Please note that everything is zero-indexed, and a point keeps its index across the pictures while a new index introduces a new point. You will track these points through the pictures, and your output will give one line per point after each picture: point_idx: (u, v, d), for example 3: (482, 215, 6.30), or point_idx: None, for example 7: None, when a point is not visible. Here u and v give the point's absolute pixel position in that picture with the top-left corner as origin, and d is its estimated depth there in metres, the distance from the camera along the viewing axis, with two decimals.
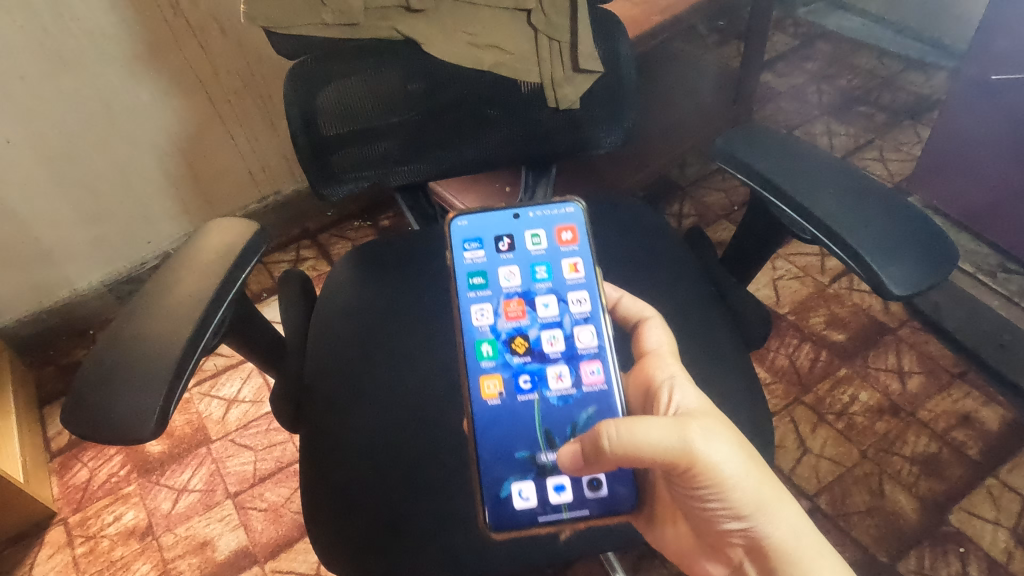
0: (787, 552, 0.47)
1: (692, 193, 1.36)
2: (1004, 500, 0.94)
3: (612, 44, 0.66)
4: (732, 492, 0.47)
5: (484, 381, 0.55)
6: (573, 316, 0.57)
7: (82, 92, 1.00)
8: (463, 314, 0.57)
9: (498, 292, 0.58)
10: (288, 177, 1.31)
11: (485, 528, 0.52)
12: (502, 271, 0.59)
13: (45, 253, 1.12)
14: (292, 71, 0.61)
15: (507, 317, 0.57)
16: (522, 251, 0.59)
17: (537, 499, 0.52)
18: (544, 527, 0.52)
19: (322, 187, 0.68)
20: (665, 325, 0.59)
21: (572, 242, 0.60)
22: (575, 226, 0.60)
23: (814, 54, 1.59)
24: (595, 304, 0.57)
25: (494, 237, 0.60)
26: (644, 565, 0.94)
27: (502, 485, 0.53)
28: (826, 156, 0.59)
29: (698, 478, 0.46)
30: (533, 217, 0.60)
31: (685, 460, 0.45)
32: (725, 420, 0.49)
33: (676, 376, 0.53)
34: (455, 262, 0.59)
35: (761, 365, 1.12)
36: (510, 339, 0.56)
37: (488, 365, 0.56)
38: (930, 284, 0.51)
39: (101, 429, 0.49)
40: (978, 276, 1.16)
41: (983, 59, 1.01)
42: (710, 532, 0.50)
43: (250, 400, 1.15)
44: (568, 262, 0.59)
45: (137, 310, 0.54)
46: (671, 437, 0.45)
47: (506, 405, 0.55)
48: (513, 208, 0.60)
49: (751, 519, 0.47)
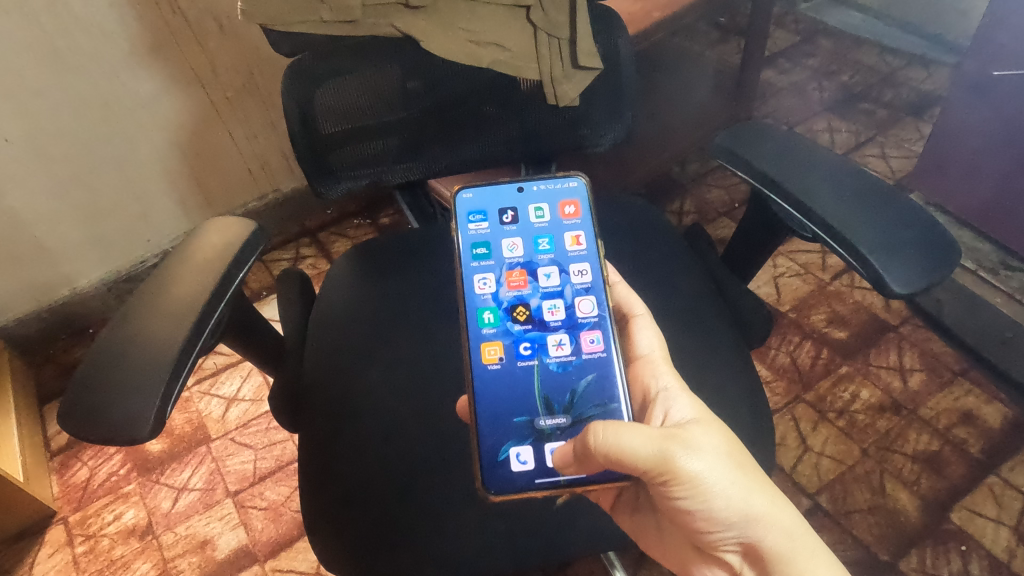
0: (781, 555, 0.47)
1: (693, 190, 1.36)
2: (1005, 497, 0.94)
3: (612, 41, 0.65)
4: (717, 502, 0.47)
5: (485, 347, 0.56)
6: (574, 287, 0.58)
7: (80, 90, 0.99)
8: (465, 282, 0.58)
9: (501, 262, 0.59)
10: (288, 174, 1.30)
11: (482, 490, 0.51)
12: (506, 242, 0.59)
13: (44, 252, 1.12)
14: (290, 70, 0.60)
15: (510, 286, 0.58)
16: (525, 223, 0.60)
17: (534, 462, 0.52)
18: (541, 490, 0.51)
19: (320, 185, 0.68)
20: (653, 324, 0.59)
21: (576, 216, 0.60)
22: (578, 200, 0.60)
23: (815, 50, 1.58)
24: (596, 276, 0.58)
25: (497, 210, 0.60)
26: (644, 563, 0.94)
27: (498, 448, 0.53)
28: (827, 153, 0.58)
29: (681, 488, 0.46)
30: (536, 191, 0.61)
31: (666, 469, 0.46)
32: (713, 428, 0.49)
33: (670, 389, 0.53)
34: (461, 241, 0.59)
35: (762, 363, 1.11)
36: (512, 307, 0.57)
37: (490, 331, 0.56)
38: (932, 282, 0.51)
39: (97, 431, 0.49)
40: (980, 273, 1.16)
41: (985, 56, 1.01)
42: (701, 543, 0.50)
43: (250, 398, 1.15)
44: (570, 235, 0.60)
45: (134, 310, 0.53)
46: (651, 446, 0.46)
47: (505, 370, 0.55)
48: (517, 181, 0.61)
49: (740, 528, 0.47)
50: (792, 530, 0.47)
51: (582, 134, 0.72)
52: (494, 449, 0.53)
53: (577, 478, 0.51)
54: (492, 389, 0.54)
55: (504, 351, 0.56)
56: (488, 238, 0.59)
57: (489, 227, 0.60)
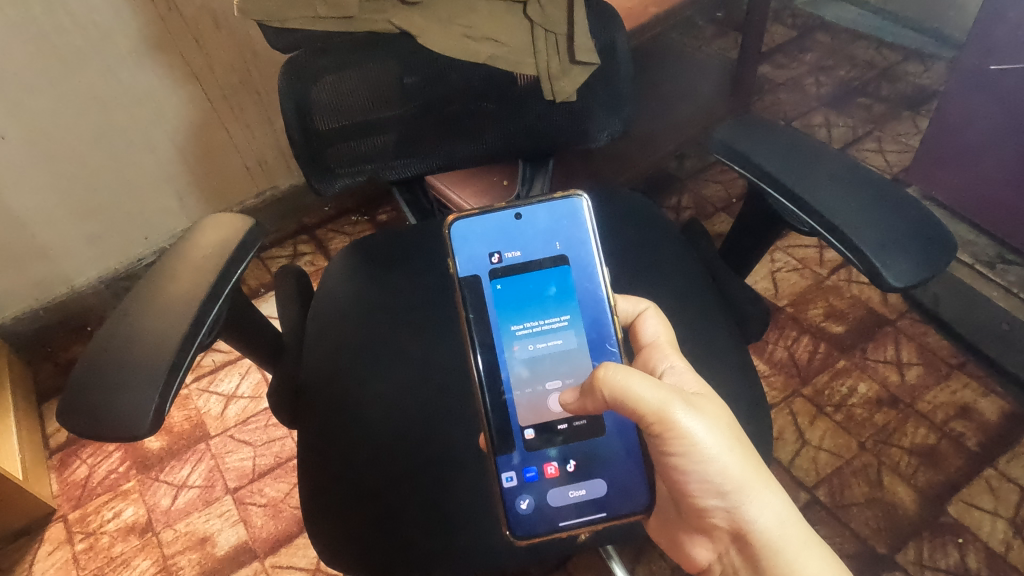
0: (769, 537, 0.48)
1: (691, 185, 1.36)
2: (1002, 490, 0.94)
3: (609, 36, 0.65)
4: (710, 464, 0.48)
5: (493, 383, 0.55)
6: (578, 313, 0.56)
7: (76, 87, 0.99)
8: (483, 329, 0.56)
9: (503, 292, 0.57)
10: (285, 171, 1.30)
11: (507, 534, 0.53)
12: (509, 271, 0.57)
13: (42, 250, 1.12)
14: (285, 65, 0.60)
15: (514, 318, 0.56)
16: (527, 250, 0.58)
17: (556, 505, 0.53)
18: (567, 531, 0.53)
19: (317, 181, 0.68)
20: (661, 314, 0.59)
21: (579, 238, 0.58)
22: (581, 221, 0.58)
23: (812, 45, 1.58)
24: (602, 300, 0.56)
25: (500, 245, 0.58)
26: (644, 557, 0.94)
27: (519, 489, 0.53)
28: (822, 146, 0.58)
29: (678, 443, 0.48)
30: (534, 217, 0.58)
31: (666, 421, 0.47)
32: (716, 402, 0.50)
33: (676, 366, 0.54)
34: (460, 273, 0.57)
35: (760, 358, 1.12)
36: (518, 340, 0.56)
37: (497, 367, 0.55)
38: (928, 274, 0.51)
39: (97, 427, 0.49)
40: (977, 267, 1.16)
41: (982, 50, 1.01)
42: (691, 511, 0.51)
43: (248, 395, 1.15)
44: (573, 259, 0.57)
45: (132, 307, 0.53)
46: (655, 395, 0.47)
47: (535, 417, 0.55)
48: (514, 208, 0.58)
49: (730, 498, 0.48)
50: (782, 513, 0.48)
51: (580, 129, 0.72)
52: (507, 486, 0.53)
53: (595, 518, 0.53)
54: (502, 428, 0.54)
55: (513, 386, 0.55)
56: (490, 269, 0.57)
57: (490, 255, 0.57)
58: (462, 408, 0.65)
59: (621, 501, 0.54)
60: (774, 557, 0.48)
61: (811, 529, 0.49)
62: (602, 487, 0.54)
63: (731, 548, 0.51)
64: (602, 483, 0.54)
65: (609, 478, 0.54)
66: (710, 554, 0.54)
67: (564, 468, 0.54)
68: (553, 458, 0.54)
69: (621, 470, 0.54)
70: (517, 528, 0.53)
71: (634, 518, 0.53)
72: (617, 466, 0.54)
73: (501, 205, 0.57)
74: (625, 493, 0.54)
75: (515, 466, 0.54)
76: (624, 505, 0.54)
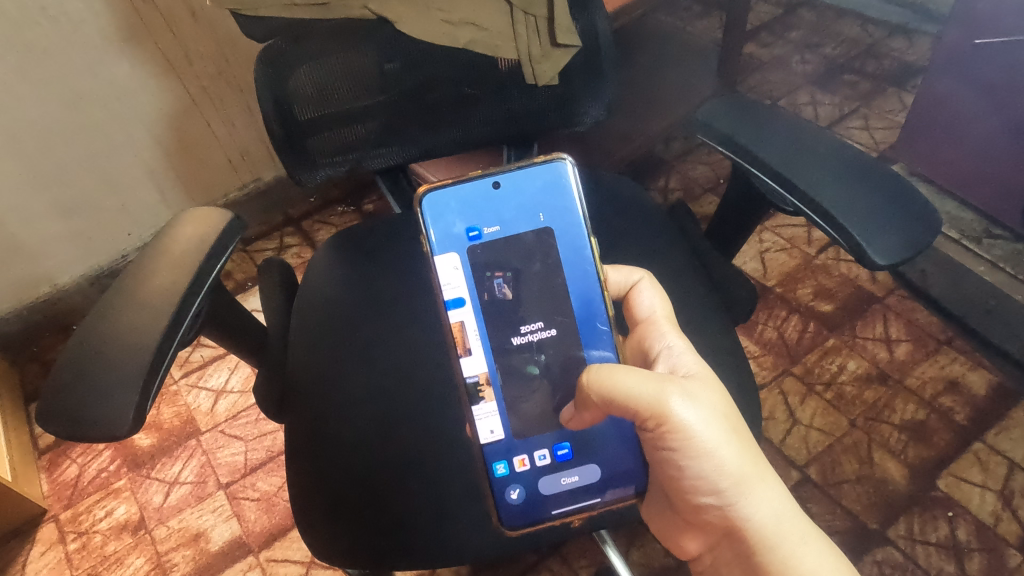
0: (766, 535, 0.49)
1: (678, 167, 1.35)
2: (991, 463, 0.95)
3: (590, 18, 0.64)
4: (706, 459, 0.48)
5: (487, 298, 0.55)
6: (567, 292, 0.55)
7: (51, 82, 0.97)
8: (467, 311, 0.55)
9: (484, 271, 0.55)
10: (269, 163, 1.29)
11: (500, 526, 0.53)
12: (489, 246, 0.56)
13: (22, 249, 1.10)
14: (262, 54, 0.59)
15: (501, 303, 0.55)
16: (508, 223, 0.56)
17: (548, 492, 0.54)
18: (560, 519, 0.54)
19: (298, 172, 0.67)
20: (656, 284, 0.59)
21: (565, 205, 0.56)
22: (566, 186, 0.56)
23: (798, 22, 1.57)
24: (592, 276, 0.55)
25: (478, 218, 0.56)
26: (639, 540, 0.95)
27: (508, 480, 0.54)
28: (805, 123, 0.58)
29: (674, 437, 0.48)
30: (514, 186, 0.56)
31: (661, 408, 0.47)
32: (715, 387, 0.51)
33: (674, 347, 0.54)
34: (435, 252, 0.55)
35: (749, 338, 1.12)
36: (508, 324, 0.55)
37: (493, 280, 0.55)
38: (912, 252, 0.51)
39: (78, 428, 0.48)
40: (964, 242, 1.16)
41: (967, 24, 1.00)
42: (686, 505, 0.52)
43: (238, 390, 1.14)
44: (560, 230, 0.55)
45: (112, 304, 0.52)
46: (648, 386, 0.48)
47: (524, 404, 0.55)
48: (491, 176, 0.55)
49: (726, 496, 0.49)
50: (779, 510, 0.49)
51: (566, 113, 0.70)
52: (498, 478, 0.54)
53: (590, 503, 0.54)
54: (490, 415, 0.55)
55: (511, 300, 0.55)
56: (469, 246, 0.55)
57: (467, 231, 0.55)
58: (453, 396, 0.64)
59: (615, 484, 0.54)
60: (770, 555, 0.48)
61: (809, 526, 0.49)
62: (593, 473, 0.54)
63: (722, 544, 0.52)
64: (590, 469, 0.54)
65: (602, 462, 0.54)
66: (700, 546, 0.54)
67: (556, 456, 0.54)
68: (542, 447, 0.54)
69: (613, 453, 0.54)
70: (510, 518, 0.53)
71: (626, 502, 0.54)
72: (609, 450, 0.54)
73: (478, 172, 0.55)
74: (618, 476, 0.54)
75: (503, 457, 0.54)
76: (618, 488, 0.54)
